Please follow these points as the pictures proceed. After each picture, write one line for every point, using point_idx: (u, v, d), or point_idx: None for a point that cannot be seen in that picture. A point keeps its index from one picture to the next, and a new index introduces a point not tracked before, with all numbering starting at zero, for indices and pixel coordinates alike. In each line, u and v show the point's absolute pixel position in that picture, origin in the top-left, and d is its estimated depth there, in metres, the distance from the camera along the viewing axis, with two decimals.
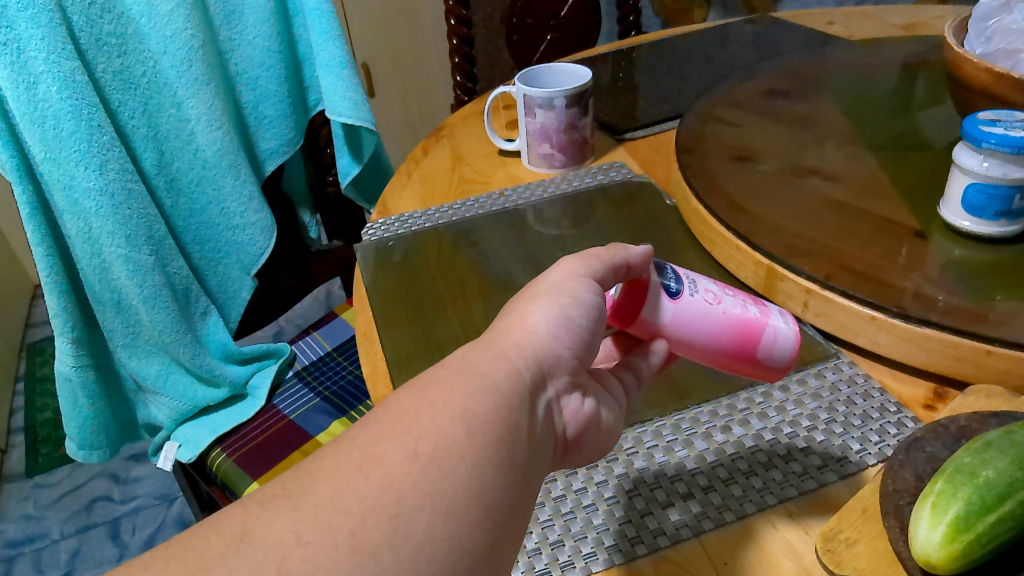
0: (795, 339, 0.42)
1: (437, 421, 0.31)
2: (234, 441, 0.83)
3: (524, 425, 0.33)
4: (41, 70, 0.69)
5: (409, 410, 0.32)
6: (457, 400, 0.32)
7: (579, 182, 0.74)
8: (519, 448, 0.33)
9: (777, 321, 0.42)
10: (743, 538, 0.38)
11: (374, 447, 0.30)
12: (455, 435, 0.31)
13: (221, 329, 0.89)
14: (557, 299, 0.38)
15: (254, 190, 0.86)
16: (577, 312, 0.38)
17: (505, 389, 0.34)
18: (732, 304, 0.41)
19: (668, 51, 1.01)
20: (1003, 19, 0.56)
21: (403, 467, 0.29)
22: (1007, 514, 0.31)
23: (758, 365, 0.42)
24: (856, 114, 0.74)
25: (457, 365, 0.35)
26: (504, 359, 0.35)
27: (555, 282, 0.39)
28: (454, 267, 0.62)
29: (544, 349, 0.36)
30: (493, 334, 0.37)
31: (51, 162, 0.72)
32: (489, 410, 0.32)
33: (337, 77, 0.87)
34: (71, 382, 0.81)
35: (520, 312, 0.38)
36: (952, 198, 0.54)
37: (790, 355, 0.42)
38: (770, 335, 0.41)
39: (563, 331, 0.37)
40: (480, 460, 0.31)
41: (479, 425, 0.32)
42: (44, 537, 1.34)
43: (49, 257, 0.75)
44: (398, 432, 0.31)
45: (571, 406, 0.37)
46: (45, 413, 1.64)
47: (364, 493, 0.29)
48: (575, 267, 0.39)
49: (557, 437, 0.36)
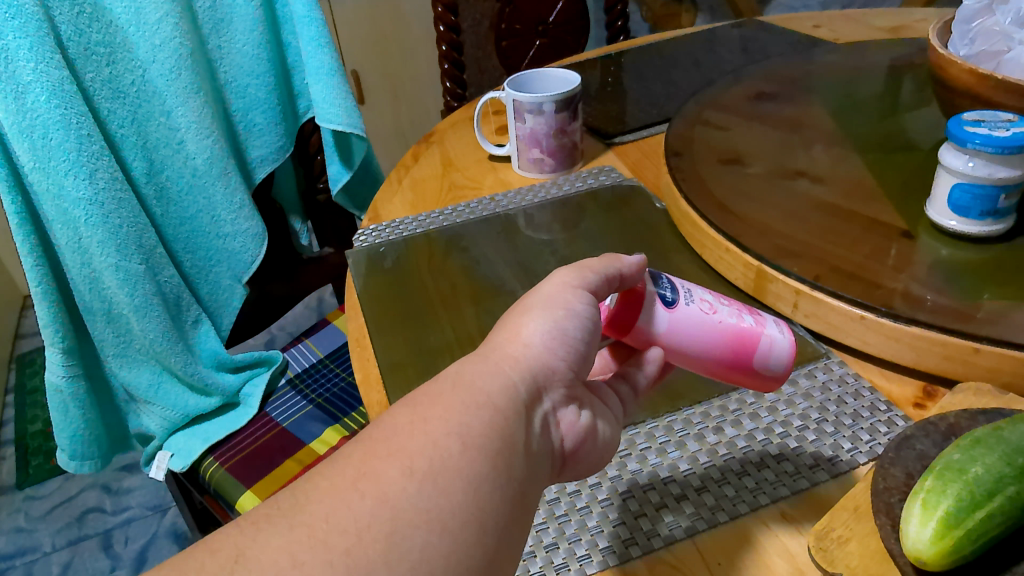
0: (790, 349, 0.42)
1: (431, 436, 0.31)
2: (227, 450, 0.83)
3: (519, 436, 0.34)
4: (30, 80, 0.69)
5: (403, 426, 0.32)
6: (451, 414, 0.32)
7: (569, 186, 0.74)
8: (516, 458, 0.33)
9: (773, 331, 0.42)
10: (736, 540, 0.38)
11: (368, 464, 0.30)
12: (450, 450, 0.31)
13: (211, 338, 0.88)
14: (551, 311, 0.38)
15: (244, 198, 0.86)
16: (571, 324, 0.38)
17: (499, 402, 0.34)
18: (728, 313, 0.41)
19: (656, 55, 1.02)
20: (986, 21, 0.57)
21: (399, 485, 0.30)
22: (995, 510, 0.31)
23: (753, 375, 0.42)
24: (843, 117, 0.75)
25: (451, 379, 0.35)
26: (498, 373, 0.35)
27: (548, 294, 0.39)
28: (444, 273, 0.62)
29: (539, 362, 0.36)
30: (487, 349, 0.37)
31: (40, 172, 0.71)
32: (483, 424, 0.32)
33: (326, 84, 0.87)
34: (62, 393, 0.80)
35: (513, 326, 0.38)
36: (937, 198, 0.54)
37: (786, 364, 0.42)
38: (766, 345, 0.41)
39: (559, 344, 0.37)
40: (476, 475, 0.31)
41: (473, 439, 0.32)
42: (35, 550, 1.33)
43: (38, 266, 0.74)
44: (392, 448, 0.31)
45: (567, 419, 0.37)
46: (35, 425, 1.62)
47: (360, 511, 0.29)
48: (569, 279, 0.40)
49: (555, 450, 0.36)
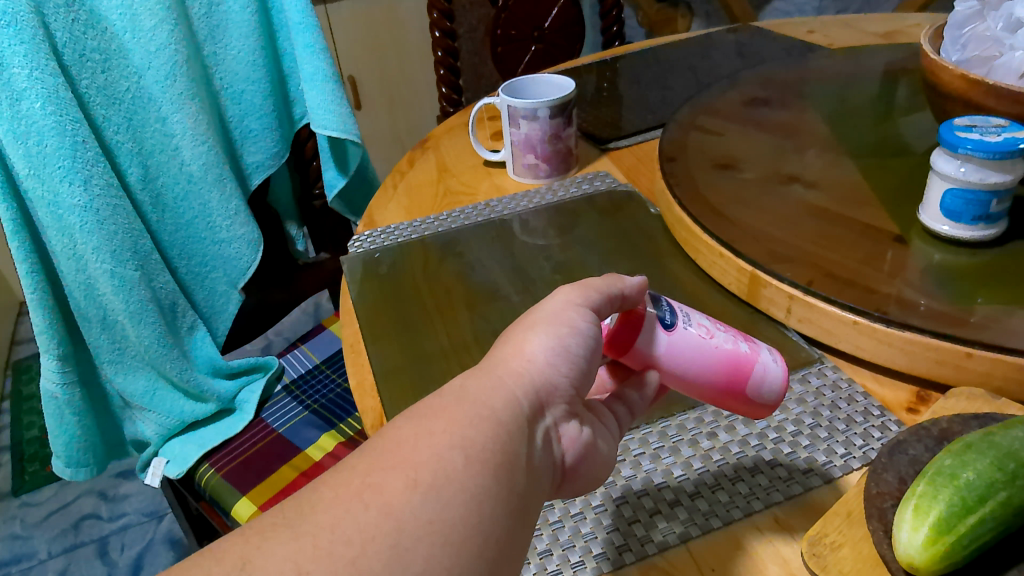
0: (783, 376, 0.42)
1: (434, 449, 0.31)
2: (223, 456, 0.82)
3: (522, 450, 0.34)
4: (25, 87, 0.69)
5: (407, 438, 0.32)
6: (454, 427, 0.33)
7: (565, 191, 0.74)
8: (518, 471, 0.33)
9: (766, 358, 0.42)
10: (729, 546, 0.38)
11: (373, 476, 0.30)
12: (453, 462, 0.31)
13: (208, 344, 0.88)
14: (555, 329, 0.38)
15: (240, 204, 0.86)
16: (575, 342, 0.38)
17: (501, 416, 0.34)
18: (724, 338, 0.41)
19: (651, 61, 1.02)
20: (977, 27, 0.57)
21: (403, 496, 0.30)
22: (987, 515, 0.31)
23: (745, 401, 0.42)
24: (837, 122, 0.75)
25: (455, 394, 0.35)
26: (501, 387, 0.35)
27: (551, 311, 0.39)
28: (440, 279, 0.62)
29: (542, 378, 0.36)
30: (490, 364, 0.37)
31: (34, 179, 0.72)
32: (486, 437, 0.32)
33: (323, 91, 0.88)
34: (57, 399, 0.80)
35: (517, 341, 0.38)
36: (930, 203, 0.54)
37: (779, 392, 0.42)
38: (760, 371, 0.41)
39: (561, 360, 0.37)
40: (478, 488, 0.31)
41: (477, 453, 0.32)
42: (31, 557, 1.32)
43: (33, 273, 0.74)
44: (396, 460, 0.31)
45: (569, 434, 0.37)
46: (32, 432, 1.62)
47: (363, 522, 0.29)
48: (572, 296, 0.40)
49: (556, 465, 0.36)
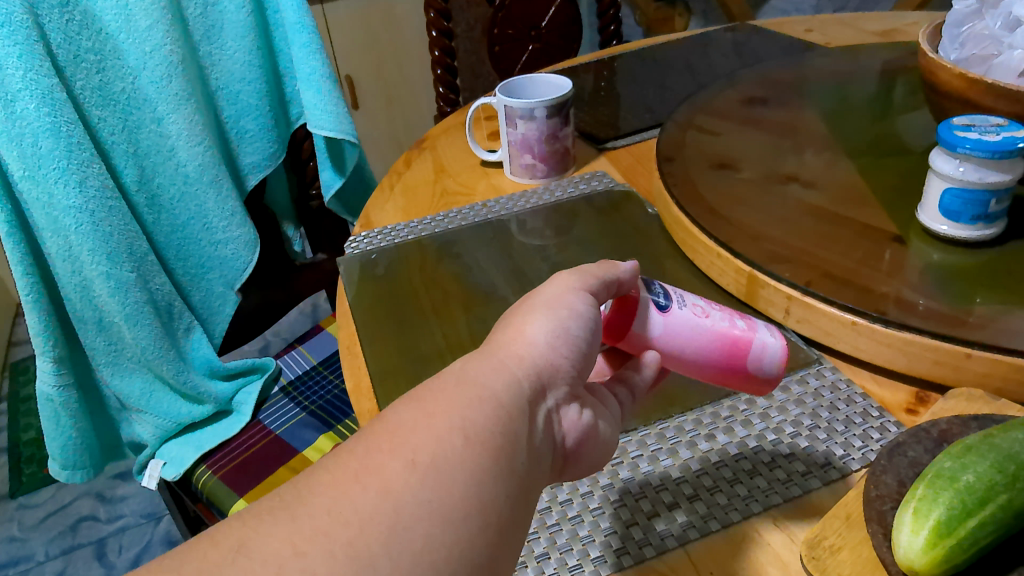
0: (784, 351, 0.42)
1: (434, 431, 0.31)
2: (220, 458, 0.82)
3: (522, 434, 0.33)
4: (19, 87, 0.69)
5: (406, 422, 0.32)
6: (453, 410, 0.32)
7: (562, 191, 0.74)
8: (519, 456, 0.32)
9: (765, 334, 0.42)
10: (727, 548, 0.38)
11: (371, 459, 0.30)
12: (453, 444, 0.31)
13: (204, 346, 0.88)
14: (555, 313, 0.38)
15: (236, 205, 0.86)
16: (574, 324, 0.38)
17: (503, 398, 0.33)
18: (719, 317, 0.41)
19: (648, 61, 1.02)
20: (976, 25, 0.57)
21: (402, 478, 0.29)
22: (987, 519, 0.31)
23: (747, 378, 0.42)
24: (835, 121, 0.75)
25: (455, 377, 0.34)
26: (502, 369, 0.35)
27: (551, 296, 0.39)
28: (437, 279, 0.62)
29: (543, 359, 0.36)
30: (491, 347, 0.37)
31: (29, 180, 0.71)
32: (487, 419, 0.32)
33: (319, 88, 0.87)
34: (53, 402, 0.79)
35: (516, 326, 0.38)
36: (929, 202, 0.54)
37: (779, 367, 0.42)
38: (759, 347, 0.41)
39: (561, 342, 0.37)
40: (477, 474, 0.30)
41: (476, 433, 0.32)
42: (28, 560, 1.32)
43: (28, 275, 0.74)
44: (395, 443, 0.30)
45: (570, 417, 0.37)
46: (29, 434, 1.61)
47: (361, 504, 0.28)
48: (570, 281, 0.40)
49: (557, 446, 0.36)
